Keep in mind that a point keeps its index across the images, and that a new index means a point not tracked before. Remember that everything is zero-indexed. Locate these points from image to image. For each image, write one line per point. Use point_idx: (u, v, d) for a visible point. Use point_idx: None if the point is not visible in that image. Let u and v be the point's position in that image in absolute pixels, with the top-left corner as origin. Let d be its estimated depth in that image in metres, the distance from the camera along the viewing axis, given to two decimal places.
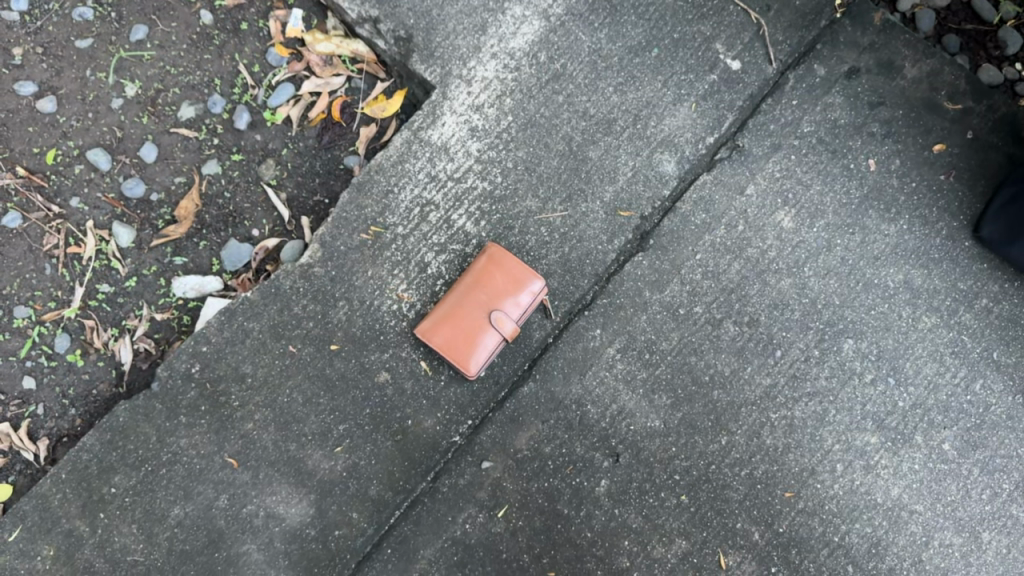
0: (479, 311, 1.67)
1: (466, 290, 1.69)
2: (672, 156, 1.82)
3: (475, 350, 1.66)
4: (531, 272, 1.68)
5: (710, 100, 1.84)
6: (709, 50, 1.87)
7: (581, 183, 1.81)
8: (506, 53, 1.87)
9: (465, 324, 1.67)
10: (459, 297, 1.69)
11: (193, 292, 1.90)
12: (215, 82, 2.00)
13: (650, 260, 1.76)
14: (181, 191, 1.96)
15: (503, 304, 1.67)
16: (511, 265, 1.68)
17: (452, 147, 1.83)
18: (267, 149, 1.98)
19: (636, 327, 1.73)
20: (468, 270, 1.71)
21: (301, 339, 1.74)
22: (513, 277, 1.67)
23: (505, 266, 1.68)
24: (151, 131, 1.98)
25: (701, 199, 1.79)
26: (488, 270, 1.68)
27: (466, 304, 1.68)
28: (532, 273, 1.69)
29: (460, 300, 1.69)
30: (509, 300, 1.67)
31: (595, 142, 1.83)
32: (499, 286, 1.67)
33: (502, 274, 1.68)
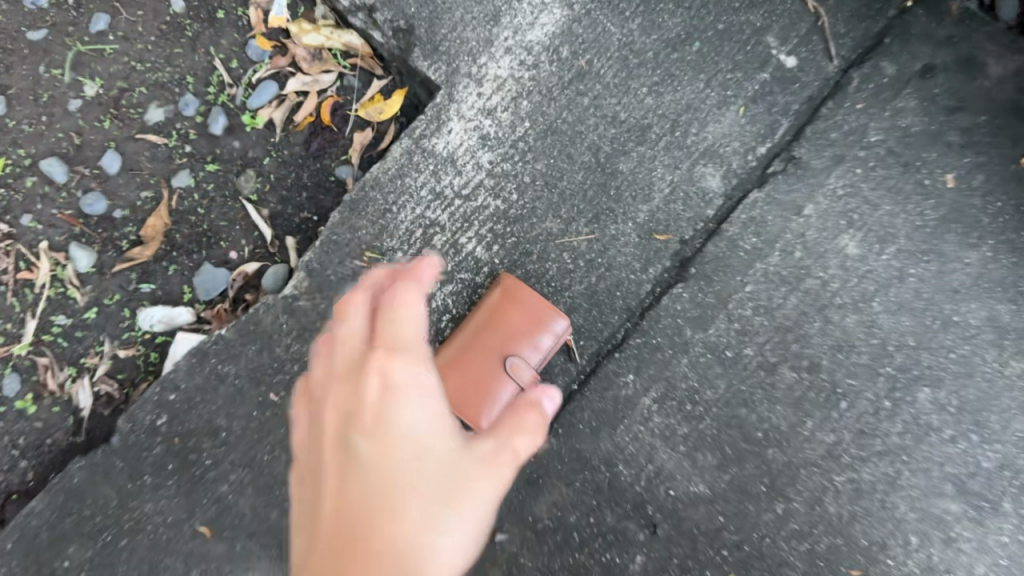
0: (493, 355, 1.41)
1: (477, 332, 1.43)
2: (717, 169, 1.55)
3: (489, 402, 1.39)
4: (554, 308, 1.43)
5: (762, 103, 1.58)
6: (760, 45, 1.60)
7: (610, 201, 1.55)
8: (522, 47, 1.61)
9: (476, 371, 1.40)
10: (467, 339, 1.43)
11: (161, 325, 1.65)
12: (187, 79, 1.75)
13: (692, 292, 1.50)
14: (148, 207, 1.71)
15: (521, 348, 1.41)
16: (529, 301, 1.43)
17: (459, 158, 1.58)
18: (246, 158, 1.72)
19: (675, 372, 1.48)
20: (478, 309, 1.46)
21: (284, 386, 1.52)
22: (533, 316, 1.42)
23: (525, 303, 1.43)
24: (114, 137, 1.73)
25: (752, 219, 1.53)
26: (503, 307, 1.44)
27: (477, 348, 1.42)
28: (556, 311, 1.44)
29: (468, 343, 1.43)
30: (529, 342, 1.41)
31: (626, 151, 1.56)
32: (517, 327, 1.42)
33: (520, 313, 1.43)
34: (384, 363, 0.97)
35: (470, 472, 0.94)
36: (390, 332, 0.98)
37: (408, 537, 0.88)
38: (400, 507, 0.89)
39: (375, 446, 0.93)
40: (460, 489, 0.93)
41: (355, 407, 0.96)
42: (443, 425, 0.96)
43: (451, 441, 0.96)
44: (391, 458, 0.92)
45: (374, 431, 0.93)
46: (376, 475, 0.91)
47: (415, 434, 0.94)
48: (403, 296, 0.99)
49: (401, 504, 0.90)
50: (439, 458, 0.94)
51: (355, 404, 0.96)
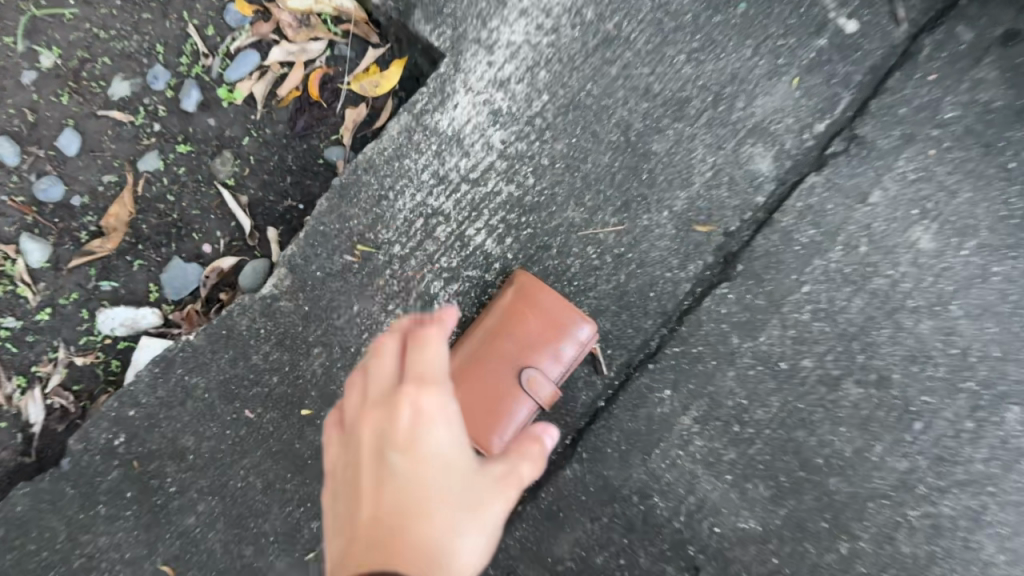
0: (507, 367, 1.19)
1: (487, 339, 1.21)
2: (767, 150, 1.33)
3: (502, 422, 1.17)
4: (577, 311, 1.21)
5: (819, 73, 1.35)
6: (816, 6, 1.36)
7: (642, 187, 1.32)
8: (539, 9, 1.37)
9: (486, 386, 1.19)
10: (474, 349, 1.21)
11: (125, 328, 1.44)
12: (157, 48, 1.53)
13: (739, 293, 1.28)
14: (110, 193, 1.49)
15: (539, 359, 1.20)
16: (548, 302, 1.21)
17: (466, 137, 1.35)
18: (222, 138, 1.51)
19: (720, 387, 1.26)
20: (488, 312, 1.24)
21: (261, 400, 1.30)
22: (553, 320, 1.21)
23: (543, 304, 1.21)
24: (72, 113, 1.51)
25: (809, 208, 1.31)
26: (517, 309, 1.22)
27: (487, 358, 1.20)
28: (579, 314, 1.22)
29: (476, 352, 1.21)
30: (548, 351, 1.20)
31: (661, 129, 1.34)
32: (534, 334, 1.20)
33: (537, 317, 1.21)
34: (421, 387, 0.82)
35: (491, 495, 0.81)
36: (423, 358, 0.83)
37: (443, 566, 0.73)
38: (438, 532, 0.75)
39: (408, 468, 0.78)
40: (487, 522, 0.79)
41: (386, 426, 0.81)
42: (476, 461, 0.83)
43: (478, 473, 0.82)
44: (428, 484, 0.77)
45: (409, 450, 0.79)
46: (411, 498, 0.76)
47: (447, 465, 0.80)
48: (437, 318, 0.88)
49: (436, 532, 0.75)
50: (471, 492, 0.80)
51: (387, 424, 0.81)
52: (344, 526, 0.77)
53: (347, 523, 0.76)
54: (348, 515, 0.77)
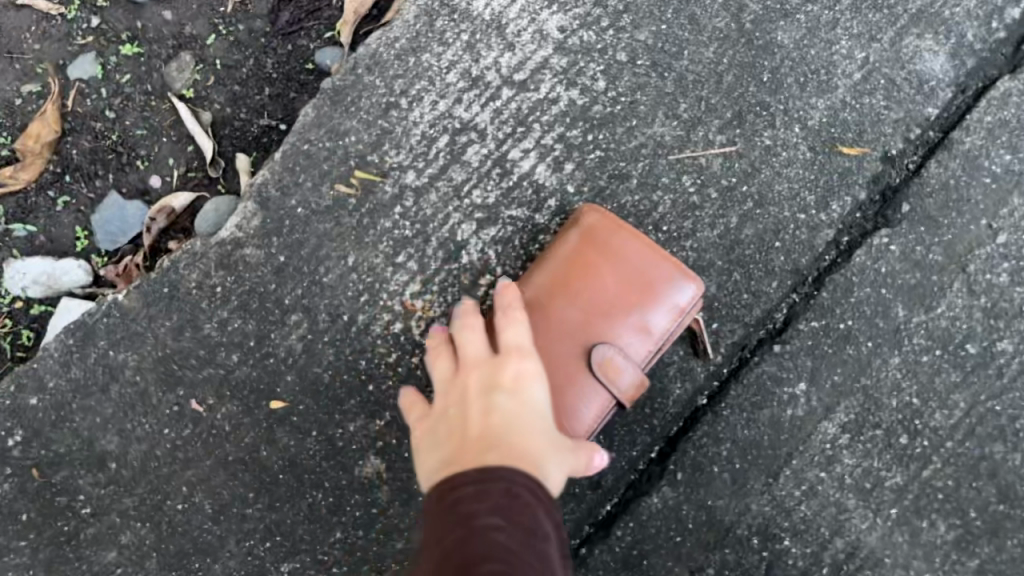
0: (570, 342, 0.79)
1: (541, 299, 0.81)
2: (940, 42, 0.93)
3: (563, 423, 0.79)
4: (676, 263, 0.81)
5: None
6: None
7: (761, 92, 0.93)
8: None
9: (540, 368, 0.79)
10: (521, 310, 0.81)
11: (40, 287, 1.06)
12: None
13: (903, 244, 0.89)
14: (31, 108, 1.10)
15: (618, 332, 0.80)
16: (632, 250, 0.80)
17: (510, 22, 0.96)
18: (182, 36, 1.11)
19: (878, 379, 0.87)
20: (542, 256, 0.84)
21: (215, 387, 0.92)
22: (641, 276, 0.80)
23: (626, 250, 0.81)
24: None
25: (1001, 124, 0.91)
26: (587, 256, 0.81)
27: (541, 327, 0.80)
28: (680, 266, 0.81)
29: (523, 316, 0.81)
30: (632, 321, 0.80)
31: (789, 12, 0.94)
32: (610, 295, 0.80)
33: (617, 269, 0.80)
34: (521, 353, 0.72)
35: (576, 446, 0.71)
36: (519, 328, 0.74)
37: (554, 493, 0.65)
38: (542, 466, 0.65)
39: (515, 408, 0.68)
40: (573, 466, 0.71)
41: (485, 368, 0.71)
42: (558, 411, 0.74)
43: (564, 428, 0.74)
44: (534, 422, 0.67)
45: (513, 390, 0.69)
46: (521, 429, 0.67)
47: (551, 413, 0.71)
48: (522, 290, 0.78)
49: (546, 458, 0.66)
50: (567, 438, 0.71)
51: (488, 364, 0.71)
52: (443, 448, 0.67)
53: (443, 447, 0.67)
54: (449, 443, 0.67)
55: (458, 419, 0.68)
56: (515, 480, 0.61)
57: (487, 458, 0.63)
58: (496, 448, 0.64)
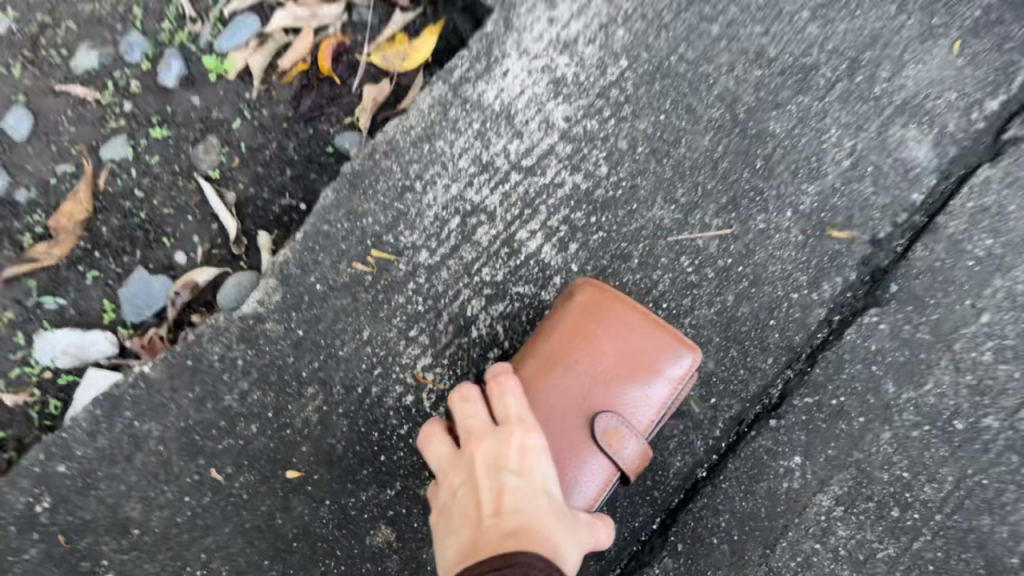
0: (571, 411, 0.83)
1: (539, 367, 0.85)
2: (924, 133, 0.99)
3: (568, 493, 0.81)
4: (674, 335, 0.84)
5: (988, 36, 1.00)
6: None
7: (754, 178, 0.98)
8: None
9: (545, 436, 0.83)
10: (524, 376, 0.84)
11: (68, 357, 1.12)
12: (133, 9, 1.20)
13: (892, 323, 0.93)
14: (65, 187, 1.17)
15: (617, 401, 0.83)
16: (630, 322, 0.85)
17: (519, 112, 1.01)
18: (208, 121, 1.18)
19: (869, 454, 0.91)
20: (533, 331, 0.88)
21: (235, 457, 0.97)
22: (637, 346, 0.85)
23: (619, 323, 0.85)
24: (24, 88, 1.19)
25: (981, 210, 0.96)
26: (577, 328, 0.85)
27: (540, 395, 0.83)
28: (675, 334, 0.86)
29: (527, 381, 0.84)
30: (630, 391, 0.84)
31: (781, 103, 1.00)
32: (607, 364, 0.84)
33: (614, 339, 0.84)
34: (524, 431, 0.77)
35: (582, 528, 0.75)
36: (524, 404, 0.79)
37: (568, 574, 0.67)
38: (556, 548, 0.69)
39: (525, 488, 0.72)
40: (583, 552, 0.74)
41: (494, 450, 0.76)
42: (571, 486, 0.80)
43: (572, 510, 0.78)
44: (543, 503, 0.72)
45: (522, 471, 0.74)
46: (533, 509, 0.71)
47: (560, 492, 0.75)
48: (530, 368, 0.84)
49: (557, 541, 0.69)
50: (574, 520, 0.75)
51: (495, 445, 0.76)
52: (458, 538, 0.71)
53: (460, 536, 0.70)
54: (467, 532, 0.70)
55: (473, 506, 0.72)
56: (533, 563, 0.63)
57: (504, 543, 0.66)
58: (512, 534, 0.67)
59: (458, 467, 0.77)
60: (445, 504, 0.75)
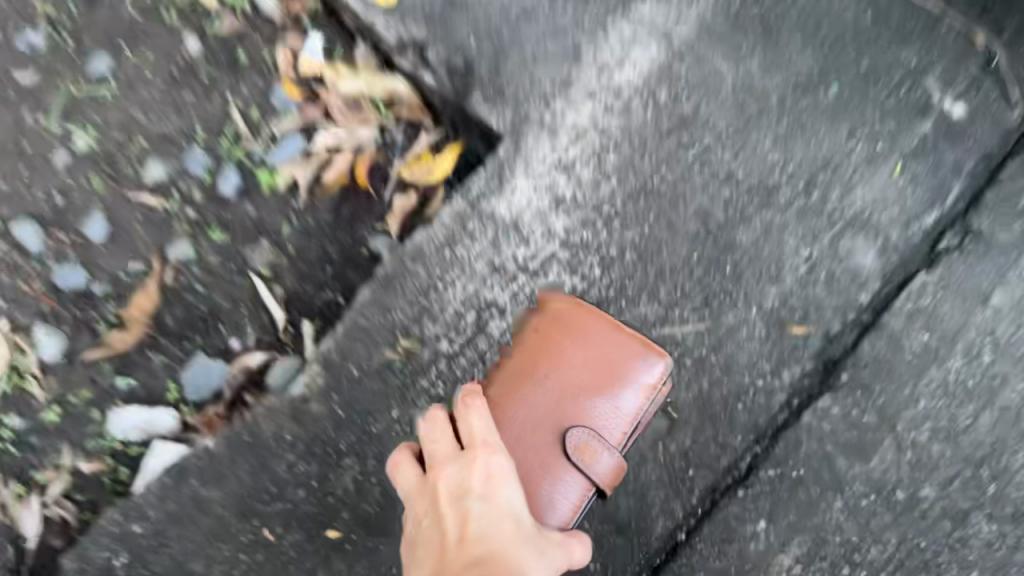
0: (544, 424, 0.98)
1: (514, 384, 1.00)
2: (871, 243, 1.17)
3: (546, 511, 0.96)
4: (634, 348, 1.00)
5: (924, 162, 1.21)
6: (917, 89, 1.24)
7: (726, 282, 1.16)
8: (610, 90, 1.25)
9: (518, 450, 0.98)
10: (501, 395, 1.00)
11: (139, 432, 1.31)
12: (198, 131, 1.41)
13: (843, 407, 1.11)
14: (136, 283, 1.36)
15: (583, 414, 0.98)
16: (594, 339, 1.00)
17: (525, 223, 1.21)
18: (261, 226, 1.37)
19: (825, 519, 1.10)
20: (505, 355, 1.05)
21: (284, 518, 1.16)
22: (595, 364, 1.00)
23: (578, 342, 1.01)
24: (104, 198, 1.40)
25: (919, 310, 1.14)
26: (543, 350, 1.01)
27: (514, 410, 0.99)
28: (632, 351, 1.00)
29: (503, 399, 1.00)
30: (596, 405, 0.99)
31: (746, 219, 1.19)
32: (572, 380, 0.99)
33: (579, 356, 1.00)
34: (486, 454, 0.92)
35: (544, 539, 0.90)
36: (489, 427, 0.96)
37: None
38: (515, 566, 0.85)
39: (486, 512, 0.88)
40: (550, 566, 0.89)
41: (460, 474, 0.92)
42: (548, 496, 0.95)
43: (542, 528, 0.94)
44: (501, 526, 0.88)
45: (485, 495, 0.89)
46: (489, 531, 0.87)
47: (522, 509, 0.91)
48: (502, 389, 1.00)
49: (516, 560, 0.86)
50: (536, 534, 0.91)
51: (461, 469, 0.92)
52: (427, 560, 0.88)
53: (434, 559, 0.87)
54: (439, 556, 0.87)
55: (443, 533, 0.89)
56: None
57: None
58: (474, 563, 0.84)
59: (426, 492, 0.94)
60: (421, 529, 0.92)
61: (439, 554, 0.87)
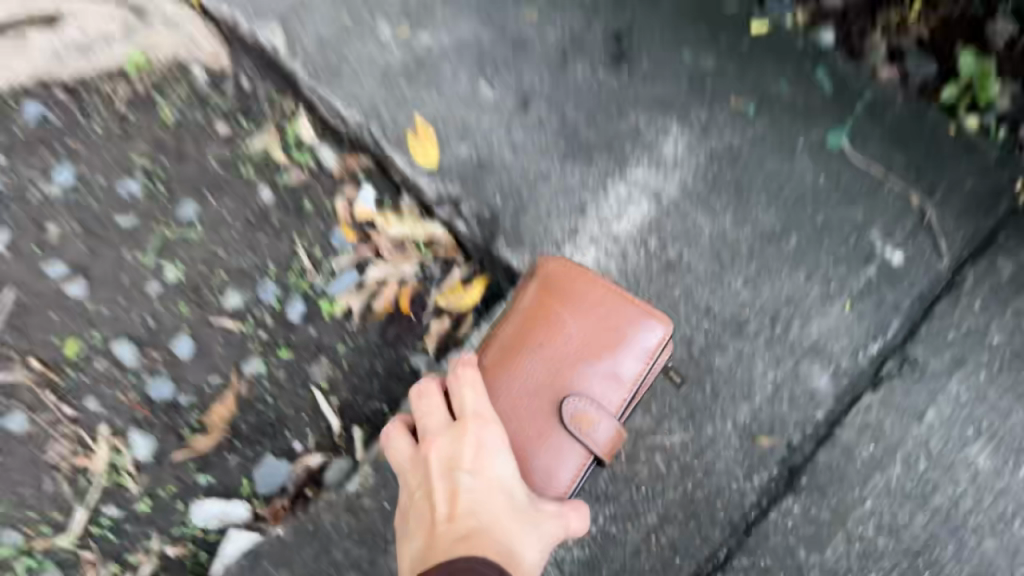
0: (540, 391, 1.26)
1: (517, 354, 1.28)
2: (824, 368, 1.52)
3: (548, 472, 1.24)
4: (626, 320, 1.27)
5: (868, 301, 1.54)
6: (864, 240, 1.57)
7: (705, 399, 1.51)
8: (608, 238, 1.64)
9: (517, 413, 1.26)
10: (503, 364, 1.28)
11: (216, 521, 1.61)
12: (269, 266, 1.71)
13: (805, 505, 1.47)
14: (216, 393, 1.64)
15: (578, 380, 1.26)
16: (591, 314, 1.28)
17: None
18: (321, 346, 1.67)
19: None
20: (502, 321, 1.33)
21: None
22: (583, 333, 1.28)
23: (569, 311, 1.29)
24: (189, 321, 1.68)
25: (867, 425, 1.49)
26: (538, 320, 1.29)
27: (516, 379, 1.27)
28: (619, 317, 1.28)
29: (504, 368, 1.28)
30: (588, 371, 1.26)
31: (722, 346, 1.53)
32: (566, 351, 1.27)
33: (574, 329, 1.28)
34: (478, 429, 1.21)
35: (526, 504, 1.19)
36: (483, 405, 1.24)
37: (506, 541, 1.13)
38: (498, 526, 1.14)
39: (476, 481, 1.18)
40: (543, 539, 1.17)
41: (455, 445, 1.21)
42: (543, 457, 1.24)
43: (536, 496, 1.22)
44: (487, 493, 1.17)
45: (478, 467, 1.19)
46: (474, 497, 1.16)
47: (508, 474, 1.20)
48: (503, 365, 1.28)
49: (500, 520, 1.15)
50: (523, 501, 1.19)
51: (455, 439, 1.21)
52: (428, 515, 1.19)
53: (433, 513, 1.18)
54: (439, 513, 1.17)
55: (443, 496, 1.19)
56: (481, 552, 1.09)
57: (458, 526, 1.13)
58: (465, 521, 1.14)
59: (425, 457, 1.25)
60: (423, 491, 1.22)
61: (438, 510, 1.18)
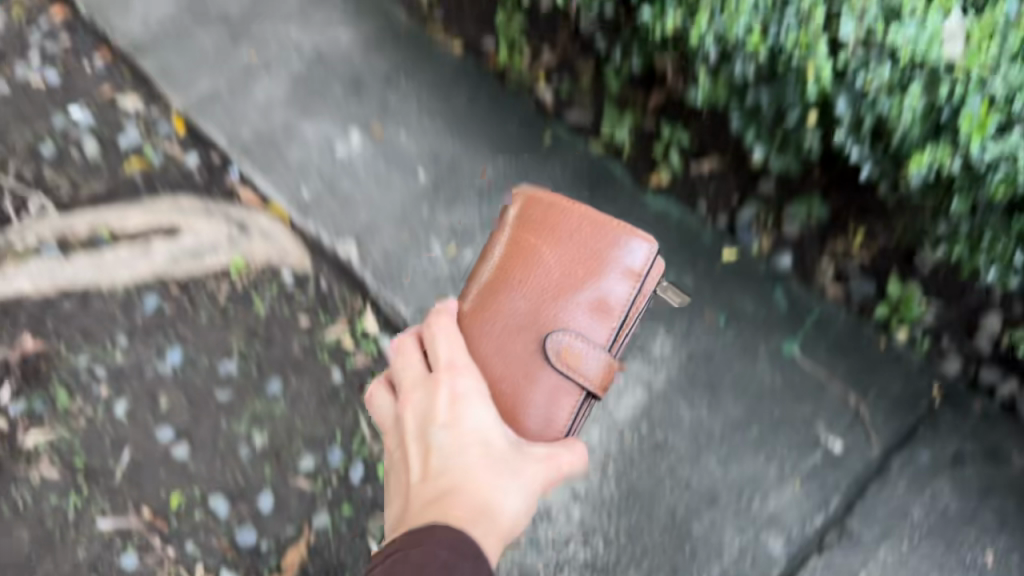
0: (526, 328, 1.42)
1: (500, 296, 1.44)
2: (778, 536, 1.92)
3: (543, 413, 1.41)
4: (601, 242, 1.39)
5: (813, 481, 1.95)
6: (811, 431, 1.99)
7: (685, 558, 1.92)
8: (610, 421, 2.04)
9: (507, 355, 1.43)
10: (489, 307, 1.45)
11: None
12: (336, 434, 2.13)
13: None
14: (291, 541, 2.05)
15: (560, 317, 1.41)
16: (570, 239, 1.41)
17: (556, 511, 1.98)
18: (376, 503, 2.07)
19: None
20: (488, 260, 1.49)
21: None
22: (560, 265, 1.41)
23: (544, 245, 1.43)
24: (272, 479, 2.10)
25: None
26: (520, 258, 1.44)
27: (504, 321, 1.43)
28: (594, 243, 1.40)
29: (490, 309, 1.44)
30: (568, 309, 1.40)
31: (699, 515, 1.94)
32: (544, 284, 1.41)
33: (551, 262, 1.42)
34: (450, 382, 1.38)
35: (505, 449, 1.35)
36: (463, 354, 1.42)
37: (479, 494, 1.27)
38: (468, 482, 1.28)
39: (448, 437, 1.33)
40: (528, 482, 1.33)
41: (428, 399, 1.39)
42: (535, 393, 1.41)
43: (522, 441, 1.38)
44: (457, 451, 1.32)
45: (450, 425, 1.34)
46: (445, 461, 1.32)
47: (484, 423, 1.36)
48: (489, 312, 1.44)
49: (471, 476, 1.29)
50: (505, 446, 1.36)
51: (431, 395, 1.38)
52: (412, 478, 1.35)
53: (415, 474, 1.34)
54: (416, 474, 1.34)
55: (423, 453, 1.36)
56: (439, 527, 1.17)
57: (429, 490, 1.29)
58: (436, 481, 1.30)
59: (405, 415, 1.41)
60: (406, 446, 1.40)
61: (417, 472, 1.34)
